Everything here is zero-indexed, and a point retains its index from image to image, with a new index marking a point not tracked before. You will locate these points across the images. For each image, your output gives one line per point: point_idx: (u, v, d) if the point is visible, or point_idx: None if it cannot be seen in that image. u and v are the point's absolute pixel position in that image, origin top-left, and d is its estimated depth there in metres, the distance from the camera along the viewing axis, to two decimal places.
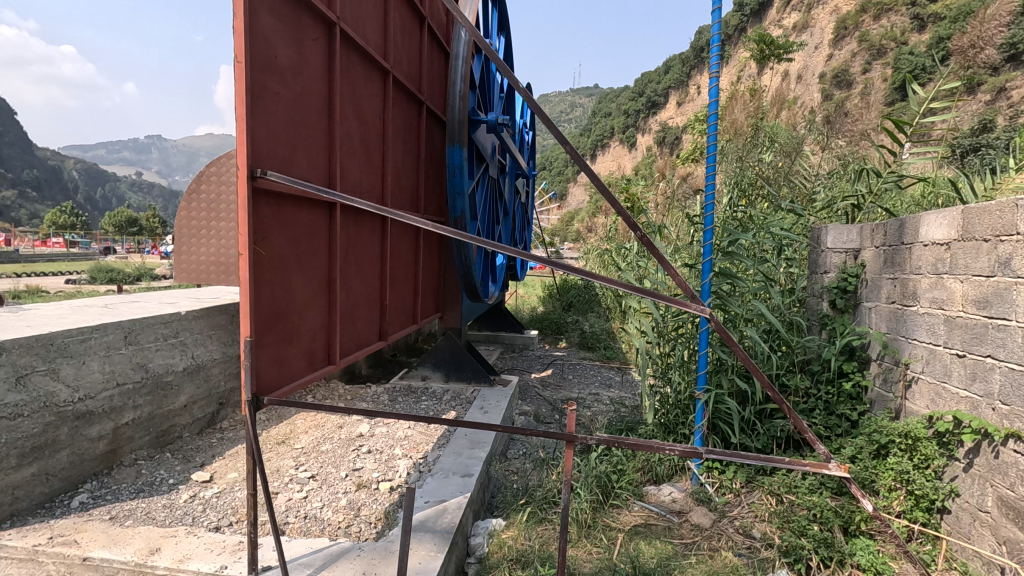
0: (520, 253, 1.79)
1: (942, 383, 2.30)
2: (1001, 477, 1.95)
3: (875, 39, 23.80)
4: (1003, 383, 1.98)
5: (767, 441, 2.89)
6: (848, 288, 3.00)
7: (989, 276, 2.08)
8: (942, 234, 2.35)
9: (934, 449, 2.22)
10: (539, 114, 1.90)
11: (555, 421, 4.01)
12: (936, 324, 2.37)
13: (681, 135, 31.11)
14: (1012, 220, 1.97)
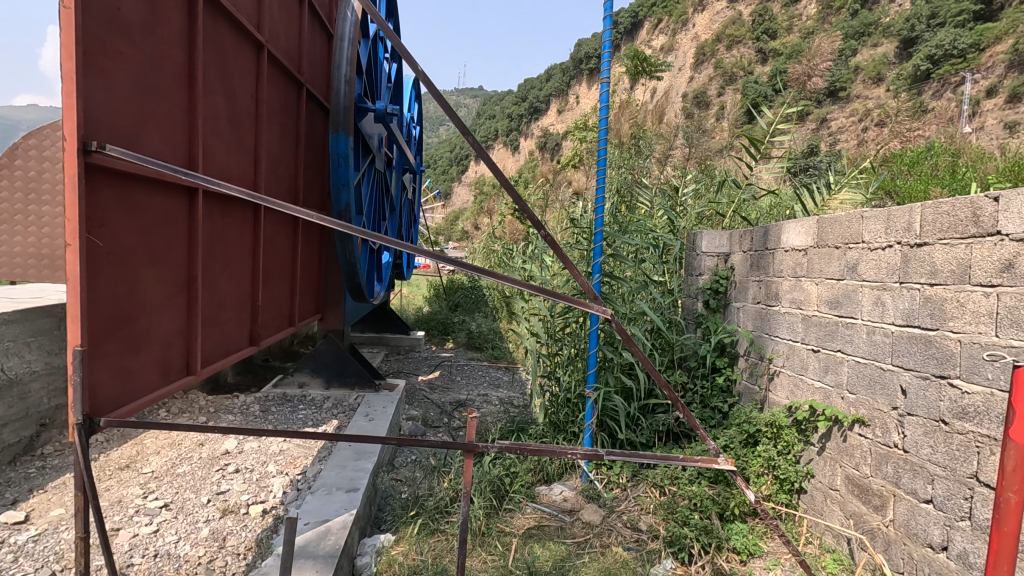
0: (412, 249, 1.59)
1: (800, 375, 2.61)
2: (849, 458, 2.26)
3: (728, 67, 26.64)
4: (850, 374, 2.29)
5: (651, 435, 3.05)
6: (720, 289, 3.26)
7: (840, 279, 2.38)
8: (801, 241, 2.66)
9: (794, 436, 2.53)
10: (439, 100, 1.75)
11: (444, 424, 3.90)
12: (795, 323, 2.68)
13: (561, 141, 32.21)
14: (858, 231, 2.28)
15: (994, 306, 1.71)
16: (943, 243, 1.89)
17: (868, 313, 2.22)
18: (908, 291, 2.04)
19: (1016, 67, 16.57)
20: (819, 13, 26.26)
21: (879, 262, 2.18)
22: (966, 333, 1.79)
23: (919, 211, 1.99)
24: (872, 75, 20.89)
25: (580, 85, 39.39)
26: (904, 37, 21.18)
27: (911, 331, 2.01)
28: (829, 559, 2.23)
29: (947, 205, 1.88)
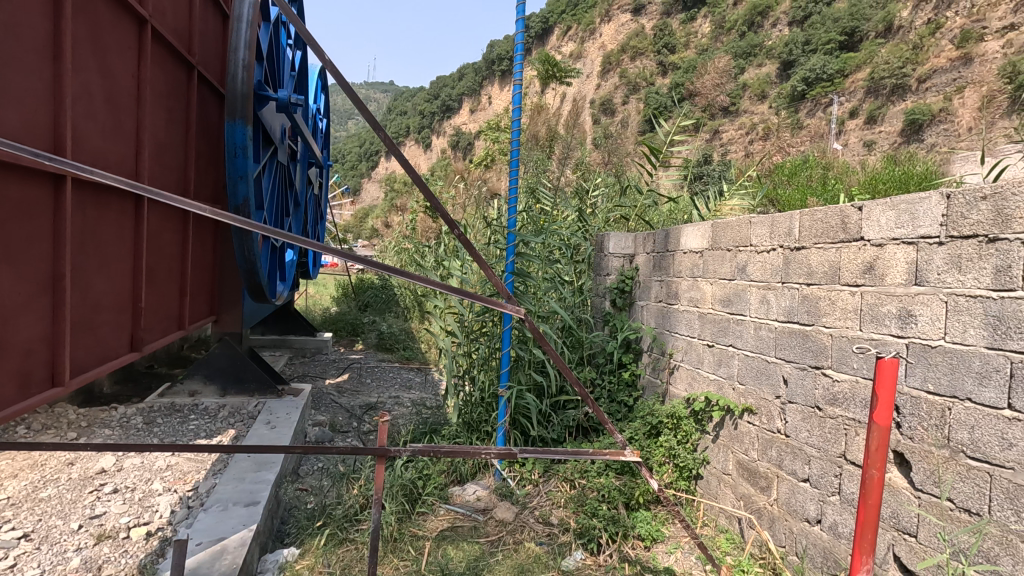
0: (319, 247, 1.49)
1: (696, 369, 2.80)
2: (740, 444, 2.47)
3: (632, 77, 28.04)
4: (741, 366, 2.49)
5: (561, 431, 3.13)
6: (626, 289, 3.47)
7: (732, 279, 2.59)
8: (697, 244, 2.86)
9: (692, 426, 2.72)
10: (348, 93, 1.68)
11: (353, 428, 3.77)
12: (692, 320, 2.88)
13: (473, 141, 32.23)
14: (747, 235, 2.48)
15: (859, 303, 1.93)
16: (818, 247, 2.11)
17: (755, 310, 2.43)
18: (789, 290, 2.25)
19: (872, 93, 18.90)
20: (712, 32, 28.35)
21: (764, 264, 2.38)
22: (837, 328, 2.01)
23: (798, 217, 2.20)
24: (757, 93, 22.91)
25: (492, 86, 39.68)
26: (783, 60, 23.43)
27: (791, 326, 2.22)
28: (723, 539, 2.42)
29: (820, 212, 2.10)
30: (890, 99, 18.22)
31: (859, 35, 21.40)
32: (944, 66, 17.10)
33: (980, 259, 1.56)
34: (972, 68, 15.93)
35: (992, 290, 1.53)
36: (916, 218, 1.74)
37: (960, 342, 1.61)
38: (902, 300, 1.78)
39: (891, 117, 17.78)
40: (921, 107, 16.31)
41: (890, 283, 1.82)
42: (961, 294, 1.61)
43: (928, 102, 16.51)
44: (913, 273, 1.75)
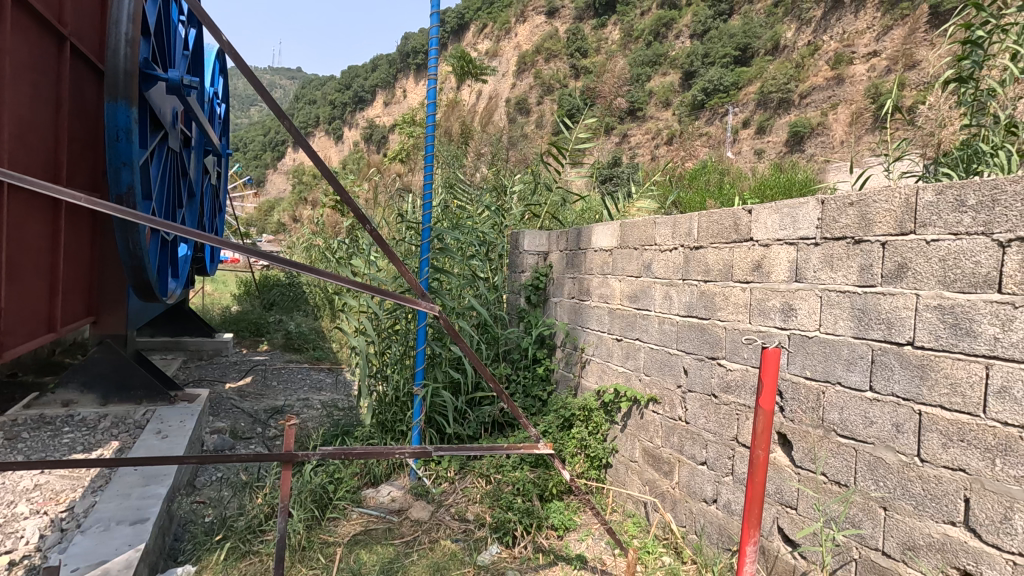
0: (217, 241, 1.40)
1: (606, 363, 2.94)
2: (646, 432, 2.62)
3: (546, 79, 28.61)
4: (646, 359, 2.63)
5: (477, 427, 3.15)
6: (540, 286, 3.55)
7: (638, 276, 2.72)
8: (606, 242, 2.98)
9: (602, 417, 2.86)
10: (250, 79, 1.57)
11: (257, 434, 3.55)
12: (602, 315, 3.00)
13: (387, 134, 31.44)
14: (652, 234, 2.62)
15: (749, 298, 2.10)
16: (714, 247, 2.27)
17: (659, 305, 2.57)
18: (689, 286, 2.40)
19: (762, 106, 20.61)
20: (621, 40, 29.61)
21: (667, 262, 2.53)
22: (730, 321, 2.18)
23: (697, 219, 2.36)
24: (662, 100, 24.24)
25: (407, 79, 38.93)
26: (685, 71, 24.97)
27: (691, 320, 2.38)
28: (630, 523, 2.54)
29: (716, 214, 2.26)
30: (776, 112, 19.98)
31: (751, 51, 23.25)
32: (821, 84, 19.02)
33: (848, 258, 1.76)
34: (843, 88, 17.89)
35: (858, 286, 1.73)
36: (796, 220, 1.92)
37: (831, 333, 1.80)
38: (785, 295, 1.96)
39: (777, 128, 19.54)
40: (802, 121, 18.03)
41: (775, 280, 2.00)
42: (833, 290, 1.80)
43: (808, 117, 18.32)
44: (794, 271, 1.93)
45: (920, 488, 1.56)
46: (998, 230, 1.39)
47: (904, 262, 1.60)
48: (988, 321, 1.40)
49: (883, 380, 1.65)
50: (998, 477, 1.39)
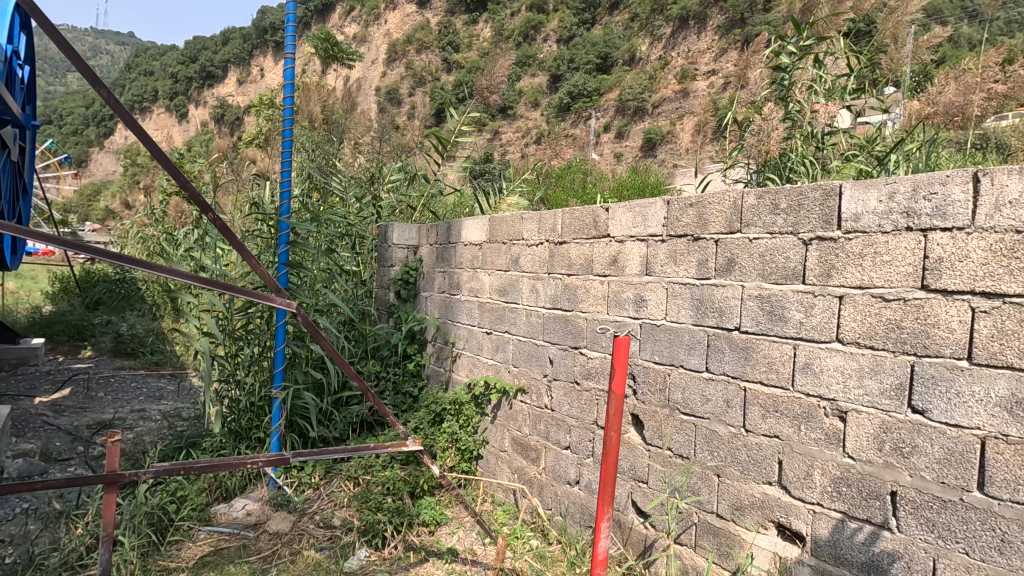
0: (15, 231, 1.18)
1: (477, 356, 2.98)
2: (515, 422, 2.70)
3: (417, 69, 28.10)
4: (515, 351, 2.72)
5: (344, 428, 3.02)
6: (410, 280, 3.49)
7: (507, 270, 2.79)
8: (476, 236, 3.02)
9: (473, 409, 2.89)
10: (59, 41, 1.34)
11: (78, 454, 3.06)
12: (472, 309, 3.04)
13: (241, 115, 28.74)
14: (519, 229, 2.70)
15: (607, 290, 2.25)
16: (576, 242, 2.39)
17: (527, 298, 2.65)
18: (554, 279, 2.51)
19: (621, 112, 22.24)
20: (492, 38, 30.06)
21: (534, 256, 2.62)
22: (591, 312, 2.32)
23: (560, 215, 2.47)
24: (531, 100, 25.05)
25: (265, 57, 35.90)
26: (552, 74, 26.06)
27: (555, 312, 2.49)
28: (500, 511, 2.61)
29: (577, 211, 2.39)
30: (633, 119, 21.69)
31: (611, 61, 24.94)
32: (671, 96, 20.99)
33: (689, 253, 1.95)
34: (688, 101, 19.95)
35: (696, 279, 1.93)
36: (647, 219, 2.09)
37: (675, 321, 1.99)
38: (637, 288, 2.13)
39: (634, 134, 21.21)
40: (655, 128, 19.73)
41: (629, 273, 2.16)
42: (677, 282, 1.99)
43: (659, 125, 20.14)
44: (644, 265, 2.10)
45: (745, 455, 1.78)
46: (803, 230, 1.63)
47: (733, 258, 1.81)
48: (795, 308, 1.65)
49: (717, 362, 1.86)
50: (803, 440, 1.63)
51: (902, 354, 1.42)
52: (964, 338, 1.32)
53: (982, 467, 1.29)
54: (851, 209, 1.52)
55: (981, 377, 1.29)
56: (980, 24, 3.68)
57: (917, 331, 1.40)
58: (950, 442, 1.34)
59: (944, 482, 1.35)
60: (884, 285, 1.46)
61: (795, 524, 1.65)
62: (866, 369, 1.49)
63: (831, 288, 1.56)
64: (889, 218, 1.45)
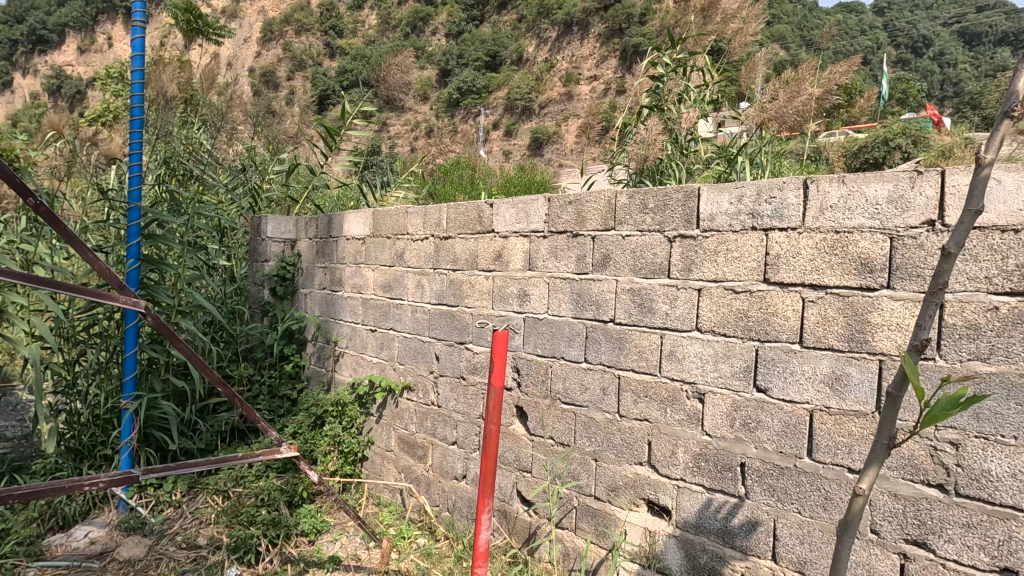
0: None
1: (361, 354, 2.88)
2: (401, 421, 2.65)
3: (297, 52, 26.41)
4: (400, 348, 2.66)
5: (211, 438, 2.77)
6: (287, 276, 3.29)
7: (391, 266, 2.72)
8: (359, 230, 2.90)
9: (357, 410, 2.79)
10: None
11: None
12: (356, 306, 2.93)
13: (83, 88, 25.12)
14: (403, 224, 2.64)
15: (492, 285, 2.27)
16: (461, 237, 2.39)
17: (412, 294, 2.61)
18: (439, 275, 2.49)
19: (510, 111, 22.63)
20: (379, 26, 29.11)
21: (419, 251, 2.58)
22: (476, 307, 2.33)
23: (445, 210, 2.45)
24: (420, 93, 24.63)
25: (113, 25, 31.71)
26: (442, 68, 25.83)
27: (441, 308, 2.47)
28: (386, 512, 2.55)
29: (462, 206, 2.38)
30: (521, 118, 22.17)
31: (500, 59, 25.29)
32: (557, 98, 21.75)
33: (569, 249, 2.03)
34: (573, 104, 20.81)
35: (575, 274, 2.01)
36: (529, 215, 2.14)
37: (556, 314, 2.07)
38: (520, 282, 2.18)
39: (522, 133, 21.68)
40: (542, 128, 20.29)
41: (513, 269, 2.20)
42: (557, 277, 2.06)
43: (546, 125, 20.78)
44: (527, 260, 2.16)
45: (619, 439, 1.90)
46: (668, 229, 1.77)
47: (607, 254, 1.92)
48: (661, 300, 1.78)
49: (594, 352, 1.96)
50: (668, 422, 1.78)
51: (749, 340, 1.59)
52: (796, 324, 1.51)
53: (811, 436, 1.49)
54: (707, 210, 1.68)
55: (809, 357, 1.49)
56: (815, 51, 4.23)
57: (760, 319, 1.57)
58: (786, 416, 1.53)
59: (782, 452, 1.54)
60: (734, 278, 1.62)
61: (662, 499, 1.79)
62: (720, 354, 1.65)
63: (692, 282, 1.71)
64: (738, 218, 1.62)
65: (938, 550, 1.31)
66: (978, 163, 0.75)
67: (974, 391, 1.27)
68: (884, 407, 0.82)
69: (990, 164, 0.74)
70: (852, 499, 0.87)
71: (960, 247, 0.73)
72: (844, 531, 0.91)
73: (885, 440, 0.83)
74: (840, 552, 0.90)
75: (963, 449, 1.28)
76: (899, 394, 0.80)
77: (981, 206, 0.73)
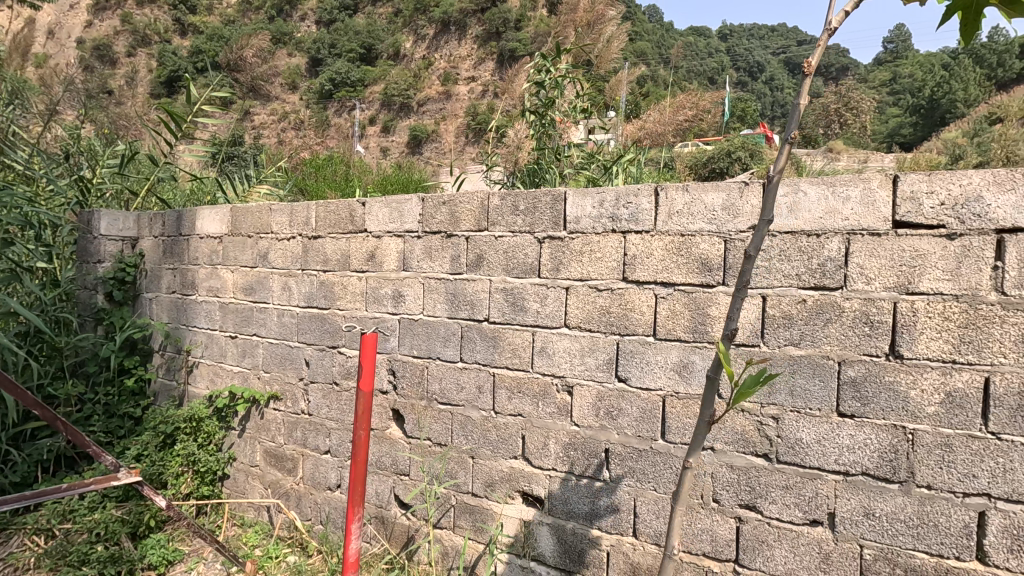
0: None
1: (219, 363, 2.65)
2: (266, 433, 2.48)
3: (139, 26, 23.42)
4: (265, 355, 2.48)
5: (30, 469, 2.38)
6: (127, 279, 2.91)
7: (253, 266, 2.53)
8: (215, 228, 2.66)
9: (215, 425, 2.55)
10: None
11: None
12: (212, 311, 2.68)
13: None
14: (267, 221, 2.47)
15: (365, 286, 2.21)
16: (331, 237, 2.29)
17: (277, 297, 2.44)
18: (308, 276, 2.36)
19: (387, 106, 22.02)
20: (240, 5, 26.80)
21: (285, 251, 2.43)
22: (348, 309, 2.25)
23: (313, 208, 2.33)
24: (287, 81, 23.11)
25: None
26: (312, 56, 24.44)
27: (311, 310, 2.34)
28: (251, 532, 2.37)
29: (332, 204, 2.28)
30: (399, 115, 21.69)
31: (375, 52, 24.53)
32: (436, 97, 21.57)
33: (443, 249, 2.03)
34: (451, 103, 20.78)
35: (450, 274, 2.02)
36: (403, 215, 2.11)
37: (431, 315, 2.06)
38: (395, 283, 2.14)
39: (400, 129, 21.21)
40: (420, 126, 19.99)
41: (387, 269, 2.16)
42: (432, 277, 2.06)
43: (425, 123, 20.54)
44: (402, 261, 2.12)
45: (495, 435, 1.94)
46: (538, 230, 1.84)
47: (481, 254, 1.95)
48: (533, 299, 1.85)
49: (469, 351, 1.98)
50: (540, 415, 1.85)
51: (611, 335, 1.72)
52: (650, 319, 1.65)
53: (663, 420, 1.64)
54: (573, 213, 1.77)
55: (661, 348, 1.64)
56: (673, 69, 4.62)
57: (620, 315, 1.70)
58: (644, 402, 1.67)
59: (640, 435, 1.68)
60: (597, 277, 1.74)
61: (535, 489, 1.86)
62: (586, 349, 1.76)
63: (559, 281, 1.80)
64: (600, 221, 1.73)
65: (764, 511, 1.52)
66: (770, 178, 0.88)
67: (770, 370, 1.50)
68: (706, 389, 0.93)
69: (779, 178, 0.87)
70: (683, 472, 0.99)
71: (756, 251, 0.86)
72: (676, 500, 1.05)
73: (705, 418, 0.96)
74: (673, 519, 1.02)
75: (782, 421, 1.49)
76: (717, 377, 0.91)
77: (772, 216, 0.86)
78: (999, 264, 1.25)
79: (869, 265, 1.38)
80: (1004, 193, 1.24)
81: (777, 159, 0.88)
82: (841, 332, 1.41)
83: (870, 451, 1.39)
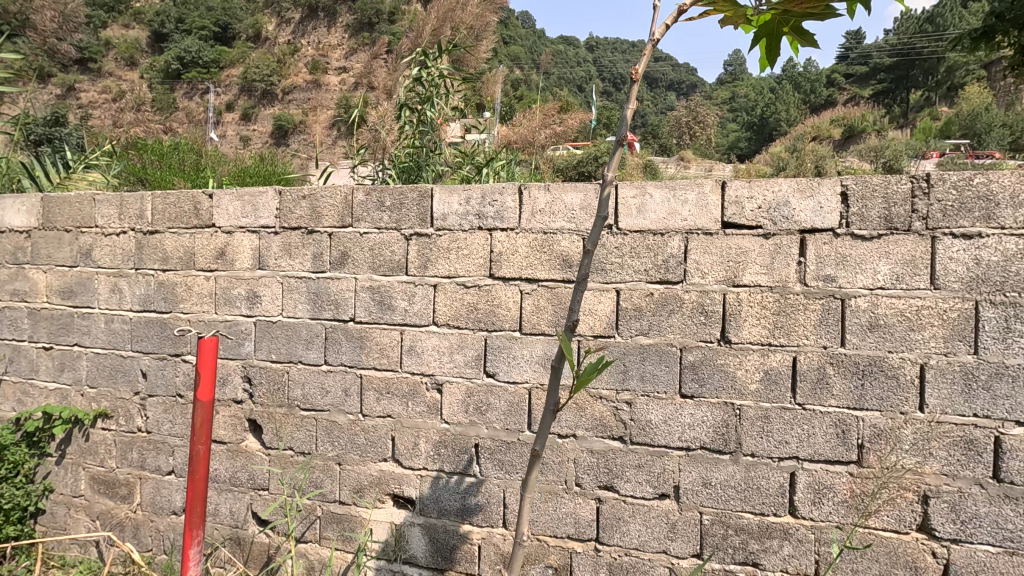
0: None
1: (29, 380, 2.26)
2: (93, 457, 2.16)
3: None
4: (90, 367, 2.16)
5: None
6: None
7: (72, 266, 2.18)
8: (21, 221, 2.25)
9: (25, 453, 2.16)
10: None
11: None
12: (18, 319, 2.27)
13: None
14: (90, 214, 2.15)
15: (214, 287, 2.01)
16: (172, 232, 2.05)
17: (105, 300, 2.14)
18: (143, 276, 2.09)
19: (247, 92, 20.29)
20: None
21: (113, 249, 2.13)
22: (193, 313, 2.03)
23: (148, 200, 2.07)
24: (124, 56, 20.35)
25: None
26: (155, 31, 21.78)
27: (147, 315, 2.08)
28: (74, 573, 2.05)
29: (172, 196, 2.04)
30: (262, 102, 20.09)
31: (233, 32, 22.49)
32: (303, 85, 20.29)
33: (302, 247, 1.91)
34: None
35: (311, 273, 1.91)
36: (257, 208, 1.95)
37: (291, 316, 1.93)
38: (249, 283, 1.97)
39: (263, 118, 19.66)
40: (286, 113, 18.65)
41: (240, 268, 1.98)
42: (291, 276, 1.93)
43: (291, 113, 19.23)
44: (257, 259, 1.96)
45: (363, 438, 1.87)
46: (405, 227, 1.81)
47: (345, 251, 1.87)
48: (400, 297, 1.81)
49: (334, 353, 1.89)
50: (410, 415, 1.82)
51: (479, 331, 1.74)
52: (516, 314, 1.70)
53: (529, 412, 1.70)
54: (440, 210, 1.76)
55: (527, 343, 1.69)
56: (545, 74, 4.78)
57: (487, 311, 1.73)
58: (511, 396, 1.71)
59: (508, 429, 1.72)
60: (465, 274, 1.75)
61: (406, 491, 1.82)
62: (455, 346, 1.76)
63: (427, 278, 1.78)
64: (467, 219, 1.74)
65: (621, 489, 1.63)
66: (605, 179, 0.92)
67: (607, 356, 1.62)
68: (551, 379, 0.96)
69: (612, 179, 0.90)
70: (531, 462, 1.00)
71: (593, 245, 0.90)
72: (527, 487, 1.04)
73: (553, 406, 0.98)
74: (523, 508, 1.02)
75: (634, 406, 1.61)
76: (560, 367, 0.95)
77: (606, 214, 0.89)
78: (802, 260, 1.46)
79: (704, 260, 1.54)
80: (806, 198, 1.46)
81: (611, 159, 0.92)
82: (682, 322, 1.56)
83: (706, 427, 1.55)
